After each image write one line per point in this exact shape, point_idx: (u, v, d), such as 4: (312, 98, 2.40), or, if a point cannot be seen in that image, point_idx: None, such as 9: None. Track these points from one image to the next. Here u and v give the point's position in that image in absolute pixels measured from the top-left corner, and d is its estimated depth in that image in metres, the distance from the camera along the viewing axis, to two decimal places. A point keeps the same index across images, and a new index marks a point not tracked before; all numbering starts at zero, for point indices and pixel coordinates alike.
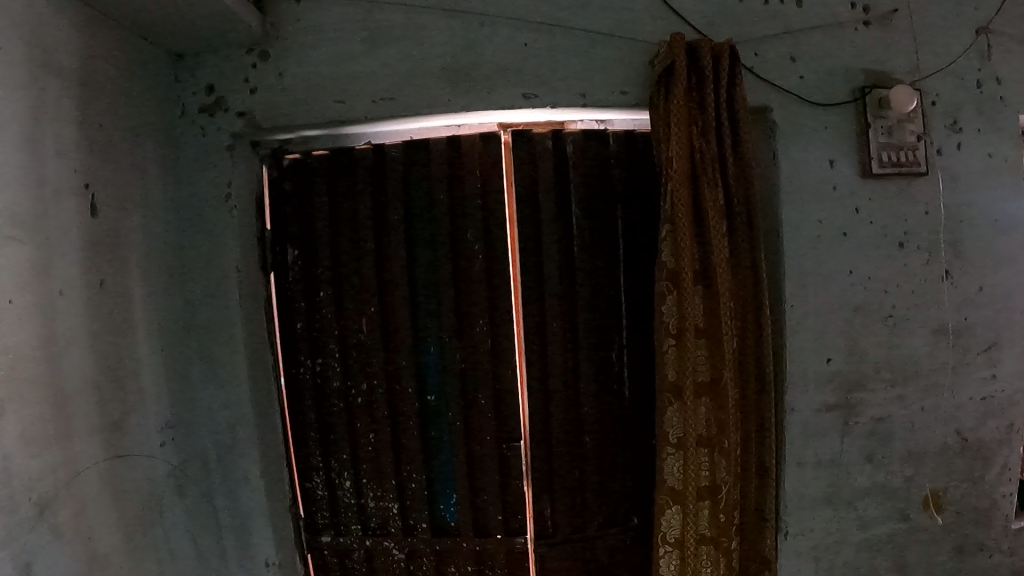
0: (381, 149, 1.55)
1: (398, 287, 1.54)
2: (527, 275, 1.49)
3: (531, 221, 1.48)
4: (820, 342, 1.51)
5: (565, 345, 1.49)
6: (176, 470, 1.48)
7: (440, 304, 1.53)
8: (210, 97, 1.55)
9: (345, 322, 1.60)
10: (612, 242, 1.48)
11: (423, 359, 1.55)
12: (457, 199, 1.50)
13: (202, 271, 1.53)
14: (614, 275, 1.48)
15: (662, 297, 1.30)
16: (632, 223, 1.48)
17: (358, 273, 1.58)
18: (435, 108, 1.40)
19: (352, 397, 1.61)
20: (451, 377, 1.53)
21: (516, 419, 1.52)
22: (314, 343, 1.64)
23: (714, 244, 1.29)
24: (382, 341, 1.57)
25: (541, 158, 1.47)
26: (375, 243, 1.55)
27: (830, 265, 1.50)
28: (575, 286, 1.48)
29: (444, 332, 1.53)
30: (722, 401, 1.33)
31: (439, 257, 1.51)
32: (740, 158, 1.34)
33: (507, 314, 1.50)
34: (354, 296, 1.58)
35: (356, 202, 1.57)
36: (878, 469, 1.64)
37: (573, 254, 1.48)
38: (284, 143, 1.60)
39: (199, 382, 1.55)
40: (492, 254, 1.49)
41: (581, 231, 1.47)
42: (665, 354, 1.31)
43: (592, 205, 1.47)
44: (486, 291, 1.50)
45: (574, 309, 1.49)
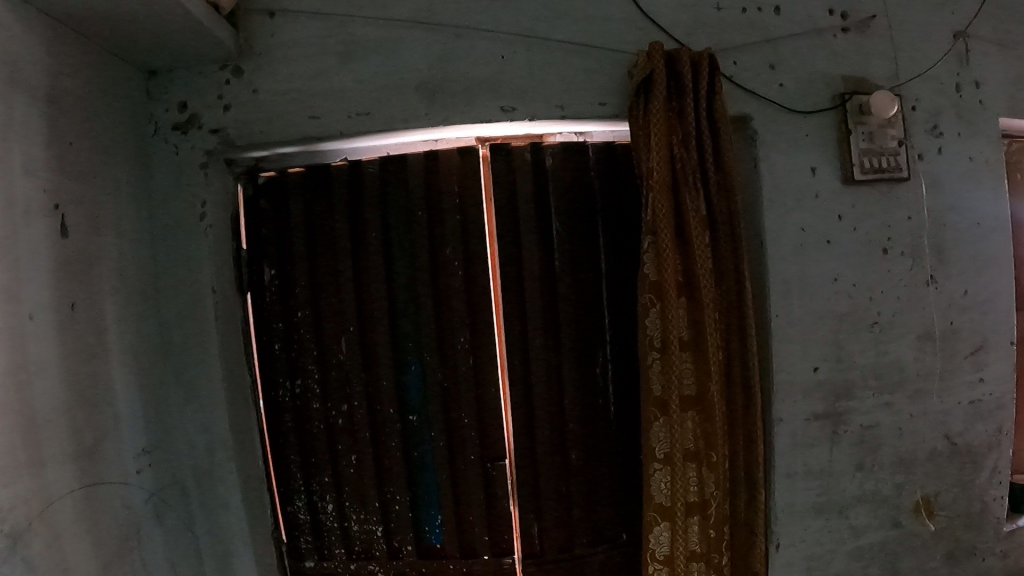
0: (357, 165, 1.52)
1: (378, 306, 1.52)
2: (509, 291, 1.46)
3: (511, 236, 1.45)
4: (807, 351, 1.49)
5: (548, 361, 1.47)
6: (154, 497, 1.43)
7: (421, 322, 1.50)
8: (183, 114, 1.52)
9: (325, 342, 1.57)
10: (594, 255, 1.46)
11: (405, 379, 1.52)
12: (436, 214, 1.48)
13: (177, 292, 1.50)
14: (596, 288, 1.46)
15: (645, 310, 1.27)
16: (613, 236, 1.46)
17: (337, 291, 1.55)
18: (412, 123, 1.37)
19: (333, 417, 1.58)
20: (433, 396, 1.50)
21: (500, 436, 1.49)
22: (293, 363, 1.60)
23: (697, 254, 1.26)
24: (363, 360, 1.54)
25: (520, 171, 1.44)
26: (353, 261, 1.52)
27: (813, 274, 1.49)
28: (557, 300, 1.46)
29: (425, 350, 1.50)
30: (709, 414, 1.30)
31: (419, 274, 1.48)
32: (721, 168, 1.32)
33: (489, 331, 1.47)
34: (333, 314, 1.55)
35: (333, 219, 1.54)
36: (869, 477, 1.62)
37: (554, 268, 1.45)
38: (259, 161, 1.58)
39: (176, 407, 1.51)
40: (473, 270, 1.47)
41: (563, 244, 1.45)
42: (650, 368, 1.28)
43: (572, 218, 1.45)
44: (467, 308, 1.47)
45: (557, 324, 1.46)
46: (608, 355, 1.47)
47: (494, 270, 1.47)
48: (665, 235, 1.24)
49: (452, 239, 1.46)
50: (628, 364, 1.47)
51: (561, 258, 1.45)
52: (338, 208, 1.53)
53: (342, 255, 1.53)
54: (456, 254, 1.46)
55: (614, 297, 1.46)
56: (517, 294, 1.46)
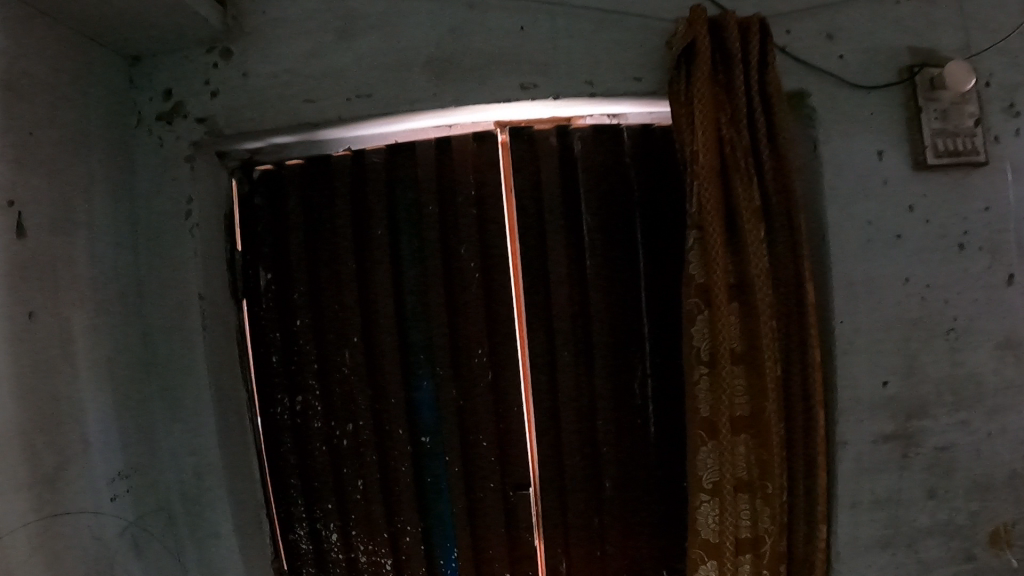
0: (360, 154, 1.34)
1: (384, 315, 1.33)
2: (533, 297, 1.26)
3: (537, 234, 1.25)
4: (876, 363, 1.30)
5: (578, 377, 1.28)
6: (133, 525, 1.29)
7: (433, 334, 1.31)
8: (168, 103, 1.38)
9: (325, 355, 1.39)
10: (632, 256, 1.25)
11: (415, 396, 1.34)
12: (448, 209, 1.28)
13: (161, 298, 1.36)
14: (635, 294, 1.25)
15: (691, 319, 1.08)
16: (655, 233, 1.24)
17: (337, 297, 1.37)
18: (418, 105, 1.20)
19: (337, 438, 1.42)
20: (447, 416, 1.32)
21: (522, 460, 1.32)
22: (291, 378, 1.43)
23: (751, 252, 1.06)
24: (368, 378, 1.36)
25: (544, 159, 1.24)
26: (357, 265, 1.33)
27: (882, 273, 1.29)
28: (588, 307, 1.26)
29: (438, 366, 1.31)
30: (767, 440, 1.09)
31: (429, 278, 1.29)
32: (777, 153, 1.14)
33: (510, 343, 1.28)
34: (334, 323, 1.38)
35: (333, 216, 1.35)
36: (941, 506, 1.39)
37: (585, 271, 1.25)
38: (253, 153, 1.43)
39: (162, 424, 1.37)
40: (491, 272, 1.27)
41: (595, 243, 1.24)
42: (697, 386, 1.09)
43: (607, 213, 1.24)
44: (484, 316, 1.28)
45: (588, 334, 1.26)
46: (648, 371, 1.27)
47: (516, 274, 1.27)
48: (714, 229, 1.04)
49: (467, 236, 1.26)
50: (672, 383, 1.26)
51: (592, 259, 1.25)
52: (340, 204, 1.34)
53: (343, 257, 1.34)
54: (472, 255, 1.27)
55: (656, 305, 1.25)
56: (543, 300, 1.27)
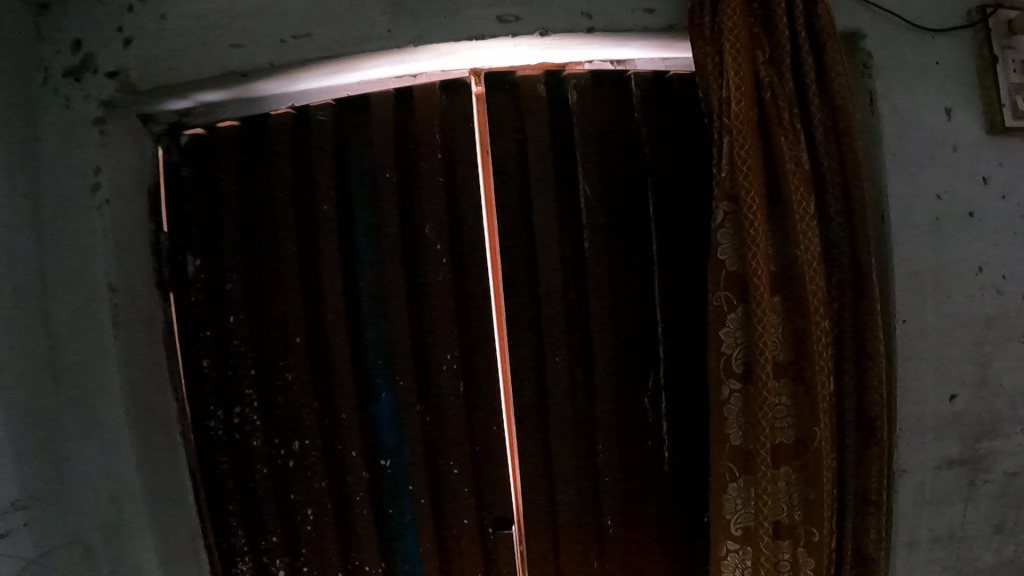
0: (304, 112, 1.08)
1: (333, 311, 1.01)
2: (518, 288, 0.96)
3: (525, 208, 0.95)
4: (943, 372, 1.05)
5: (576, 398, 0.97)
6: (35, 564, 1.00)
7: (390, 337, 1.00)
8: (77, 56, 1.08)
9: (266, 358, 1.08)
10: (643, 237, 0.95)
11: (374, 411, 1.02)
12: (411, 177, 0.99)
13: (71, 285, 1.07)
14: (648, 287, 0.95)
15: (719, 320, 0.83)
16: (673, 207, 0.94)
17: (274, 288, 1.06)
18: (370, 45, 0.94)
19: (281, 459, 1.09)
20: (410, 440, 1.00)
21: (504, 502, 1.00)
22: (228, 385, 1.19)
23: (801, 232, 0.81)
24: (318, 388, 1.06)
25: (530, 110, 0.94)
26: (298, 247, 1.06)
27: (951, 259, 1.04)
28: (586, 305, 0.96)
29: (398, 376, 0.99)
30: (815, 474, 0.84)
31: (387, 264, 0.98)
32: (830, 108, 0.89)
33: (487, 352, 0.97)
34: (275, 318, 1.07)
35: (273, 188, 1.07)
36: (1009, 543, 1.15)
37: (586, 258, 0.95)
38: (182, 114, 1.17)
39: (74, 445, 1.08)
40: (461, 259, 0.97)
41: (594, 219, 0.94)
42: (727, 406, 0.84)
43: (611, 180, 0.94)
44: (455, 314, 0.98)
45: (589, 339, 0.96)
46: (663, 390, 0.96)
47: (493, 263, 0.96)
48: (752, 202, 0.79)
49: (431, 209, 0.97)
50: (697, 402, 0.95)
51: (591, 244, 0.94)
52: (280, 172, 1.07)
53: (282, 240, 1.06)
54: (440, 237, 0.97)
55: (676, 301, 0.94)
56: (531, 295, 0.96)
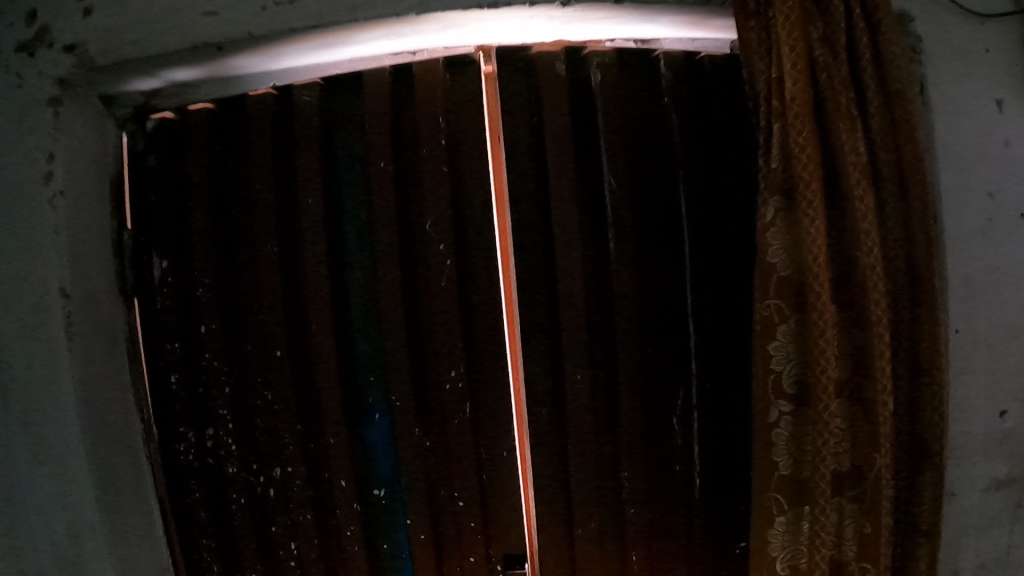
0: (287, 93, 0.95)
1: (318, 321, 0.87)
2: (533, 295, 0.83)
3: (541, 203, 0.83)
4: (995, 385, 0.96)
5: (599, 420, 0.85)
6: None
7: (387, 351, 0.86)
8: (30, 28, 0.93)
9: (242, 373, 0.94)
10: (674, 236, 0.83)
11: (364, 435, 0.89)
12: (409, 167, 0.86)
13: (19, 288, 0.92)
14: (681, 293, 0.83)
15: (768, 331, 0.72)
16: (708, 200, 0.83)
17: (251, 293, 0.93)
18: (366, 14, 0.81)
19: (261, 487, 0.96)
20: (408, 469, 0.87)
21: (517, 534, 0.88)
22: (201, 403, 1.02)
23: (864, 232, 0.71)
24: (302, 408, 0.93)
25: (546, 92, 0.82)
26: (279, 247, 0.92)
27: (1005, 263, 0.95)
28: (612, 315, 0.83)
29: (394, 396, 0.86)
30: (873, 506, 0.75)
31: (380, 267, 0.85)
32: (887, 95, 0.81)
33: (497, 369, 0.84)
34: (252, 329, 0.93)
35: (250, 180, 0.94)
36: None
37: (612, 262, 0.82)
38: (149, 96, 1.01)
39: (25, 472, 0.94)
40: (467, 262, 0.84)
41: (620, 215, 0.82)
42: (776, 430, 0.73)
43: (637, 171, 0.82)
44: (461, 326, 0.85)
45: (614, 354, 0.83)
46: (695, 409, 0.84)
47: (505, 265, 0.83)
48: (813, 194, 0.69)
49: (433, 205, 0.84)
50: (734, 423, 0.84)
51: (616, 244, 0.82)
52: (258, 161, 0.94)
53: (260, 239, 0.93)
54: (444, 237, 0.84)
55: (711, 307, 0.83)
56: (547, 304, 0.83)
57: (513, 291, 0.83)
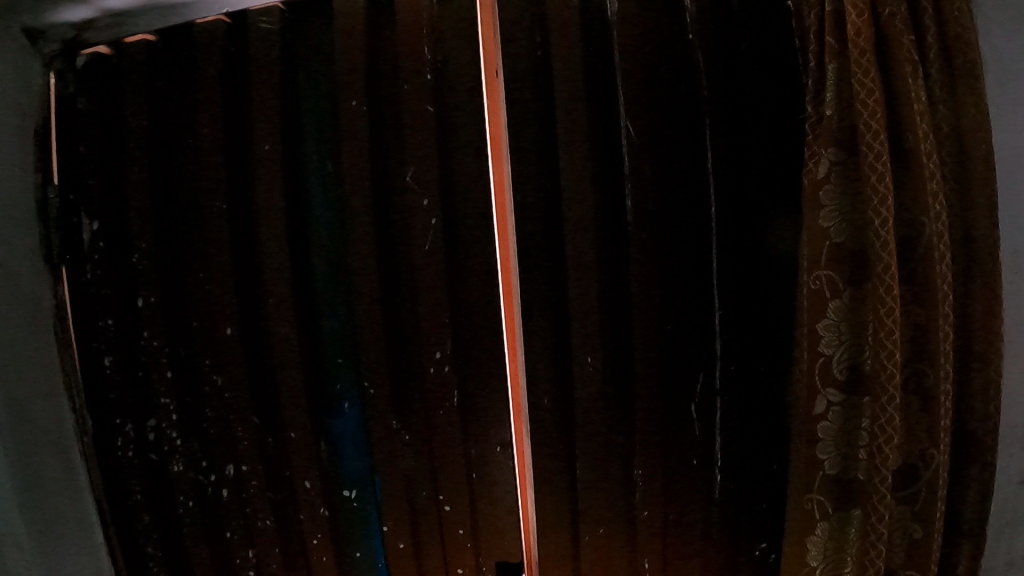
0: (242, 24, 0.80)
1: (276, 292, 0.73)
2: (536, 260, 0.70)
3: (547, 152, 0.70)
4: None
5: (611, 410, 0.72)
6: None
7: (354, 327, 0.73)
8: None
9: (188, 355, 0.80)
10: (700, 194, 0.69)
11: (333, 427, 0.76)
12: (388, 110, 0.72)
13: None
14: (705, 263, 0.70)
15: (817, 309, 0.62)
16: (738, 151, 0.68)
17: (196, 260, 0.78)
18: None
19: (211, 487, 0.84)
20: (383, 468, 0.74)
21: (511, 541, 0.76)
22: (141, 389, 0.85)
23: (930, 198, 0.62)
24: (259, 398, 0.79)
25: (553, 20, 0.69)
26: (230, 205, 0.78)
27: None
28: (625, 286, 0.71)
29: (366, 380, 0.72)
30: (929, 510, 0.65)
31: (350, 226, 0.71)
32: (944, 41, 0.69)
33: (492, 347, 0.72)
34: (198, 301, 0.78)
35: (196, 125, 0.79)
36: None
37: (630, 223, 0.70)
38: (79, 27, 0.84)
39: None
40: (456, 221, 0.71)
41: (639, 169, 0.69)
42: (822, 424, 0.64)
43: (658, 115, 0.69)
44: (449, 297, 0.72)
45: (629, 332, 0.71)
46: (717, 399, 0.71)
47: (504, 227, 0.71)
48: (878, 149, 0.59)
49: (415, 151, 0.70)
50: (762, 417, 0.71)
51: (633, 202, 0.69)
52: (206, 102, 0.78)
53: (208, 195, 0.78)
54: (431, 191, 0.71)
55: (739, 281, 0.69)
56: (553, 271, 0.71)
57: (512, 256, 0.71)
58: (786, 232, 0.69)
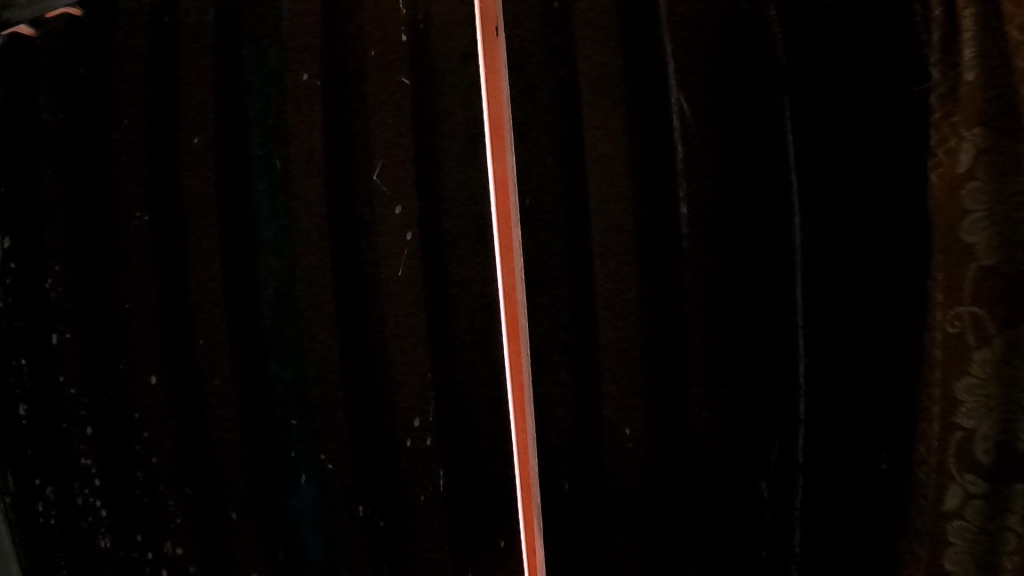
0: None
1: (208, 332, 0.57)
2: (548, 296, 0.53)
3: (565, 151, 0.52)
4: None
5: (647, 495, 0.54)
6: None
7: (313, 382, 0.56)
8: None
9: (106, 408, 0.62)
10: (780, 203, 0.50)
11: (286, 509, 0.58)
12: (355, 93, 0.54)
13: None
14: (783, 299, 0.50)
15: (952, 362, 0.46)
16: (834, 143, 0.48)
17: (118, 288, 0.60)
18: None
19: (144, 569, 0.66)
20: (351, 559, 0.57)
21: None
22: (59, 446, 0.66)
23: None
24: (191, 463, 0.60)
25: None
26: (152, 216, 0.59)
27: None
28: (671, 328, 0.52)
29: (322, 454, 0.56)
30: None
31: (302, 251, 0.55)
32: None
33: (489, 410, 0.55)
34: (118, 341, 0.61)
35: (111, 113, 0.60)
36: None
37: (681, 243, 0.51)
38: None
39: None
40: (443, 244, 0.54)
41: (690, 170, 0.51)
42: (959, 521, 0.48)
43: (715, 96, 0.50)
44: (430, 346, 0.55)
45: (678, 391, 0.53)
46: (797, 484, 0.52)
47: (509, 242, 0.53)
48: None
49: (382, 154, 0.54)
50: (863, 516, 0.51)
51: (688, 215, 0.51)
52: (125, 81, 0.60)
53: (126, 204, 0.60)
54: (408, 206, 0.54)
55: (834, 322, 0.50)
56: (570, 311, 0.53)
57: (518, 284, 0.54)
58: (916, 257, 0.47)
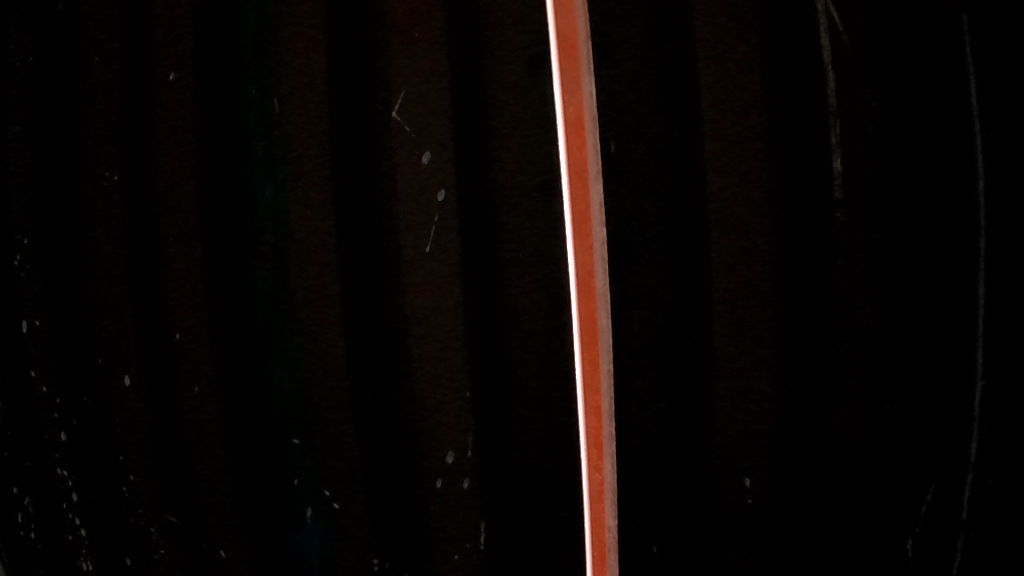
0: None
1: (187, 326, 0.45)
2: (636, 289, 0.39)
3: (665, 93, 0.39)
4: None
5: (752, 560, 0.42)
6: None
7: (314, 398, 0.44)
8: None
9: (80, 412, 0.49)
10: (945, 168, 0.38)
11: (287, 546, 0.47)
12: (378, 19, 0.41)
13: None
14: (944, 297, 0.39)
15: None
16: (1002, 98, 0.39)
17: (80, 262, 0.47)
18: None
19: None
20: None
21: None
22: (29, 453, 0.53)
23: None
24: (178, 484, 0.48)
25: None
26: (126, 173, 0.45)
27: None
28: (804, 334, 0.39)
29: (327, 489, 0.45)
30: None
31: (300, 222, 0.42)
32: None
33: (546, 443, 0.42)
34: (83, 332, 0.47)
35: (76, 38, 0.46)
36: None
37: (831, 221, 0.39)
38: None
39: None
40: (493, 215, 0.40)
41: (840, 110, 0.39)
42: None
43: (870, 20, 0.39)
44: (470, 357, 0.41)
45: (814, 421, 0.40)
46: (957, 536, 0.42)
47: (586, 209, 0.36)
48: None
49: (410, 99, 0.40)
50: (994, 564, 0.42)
51: (840, 175, 0.38)
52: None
53: (94, 155, 0.46)
54: (440, 167, 0.40)
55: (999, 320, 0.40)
56: (668, 313, 0.39)
57: (597, 271, 0.37)
58: None
